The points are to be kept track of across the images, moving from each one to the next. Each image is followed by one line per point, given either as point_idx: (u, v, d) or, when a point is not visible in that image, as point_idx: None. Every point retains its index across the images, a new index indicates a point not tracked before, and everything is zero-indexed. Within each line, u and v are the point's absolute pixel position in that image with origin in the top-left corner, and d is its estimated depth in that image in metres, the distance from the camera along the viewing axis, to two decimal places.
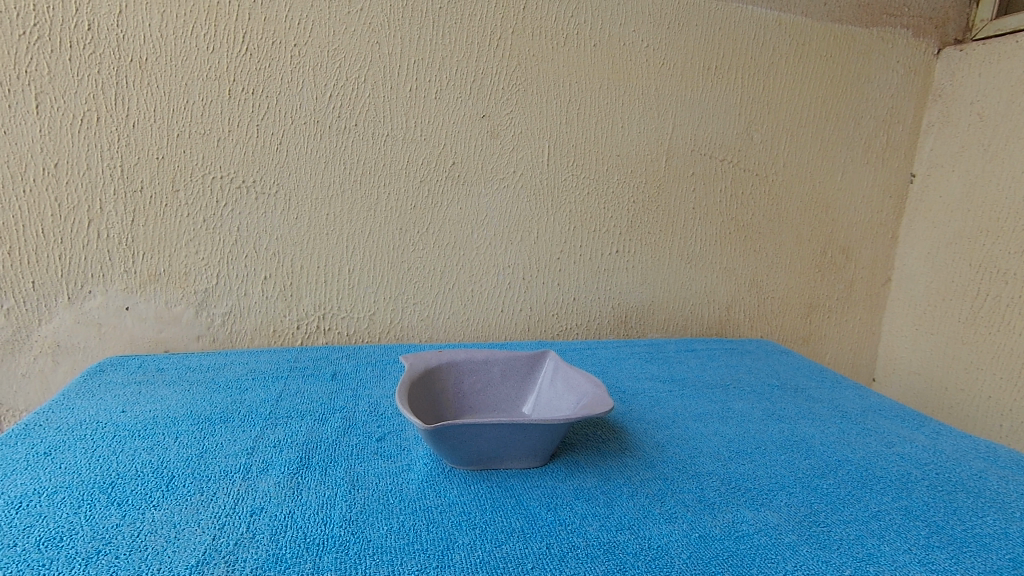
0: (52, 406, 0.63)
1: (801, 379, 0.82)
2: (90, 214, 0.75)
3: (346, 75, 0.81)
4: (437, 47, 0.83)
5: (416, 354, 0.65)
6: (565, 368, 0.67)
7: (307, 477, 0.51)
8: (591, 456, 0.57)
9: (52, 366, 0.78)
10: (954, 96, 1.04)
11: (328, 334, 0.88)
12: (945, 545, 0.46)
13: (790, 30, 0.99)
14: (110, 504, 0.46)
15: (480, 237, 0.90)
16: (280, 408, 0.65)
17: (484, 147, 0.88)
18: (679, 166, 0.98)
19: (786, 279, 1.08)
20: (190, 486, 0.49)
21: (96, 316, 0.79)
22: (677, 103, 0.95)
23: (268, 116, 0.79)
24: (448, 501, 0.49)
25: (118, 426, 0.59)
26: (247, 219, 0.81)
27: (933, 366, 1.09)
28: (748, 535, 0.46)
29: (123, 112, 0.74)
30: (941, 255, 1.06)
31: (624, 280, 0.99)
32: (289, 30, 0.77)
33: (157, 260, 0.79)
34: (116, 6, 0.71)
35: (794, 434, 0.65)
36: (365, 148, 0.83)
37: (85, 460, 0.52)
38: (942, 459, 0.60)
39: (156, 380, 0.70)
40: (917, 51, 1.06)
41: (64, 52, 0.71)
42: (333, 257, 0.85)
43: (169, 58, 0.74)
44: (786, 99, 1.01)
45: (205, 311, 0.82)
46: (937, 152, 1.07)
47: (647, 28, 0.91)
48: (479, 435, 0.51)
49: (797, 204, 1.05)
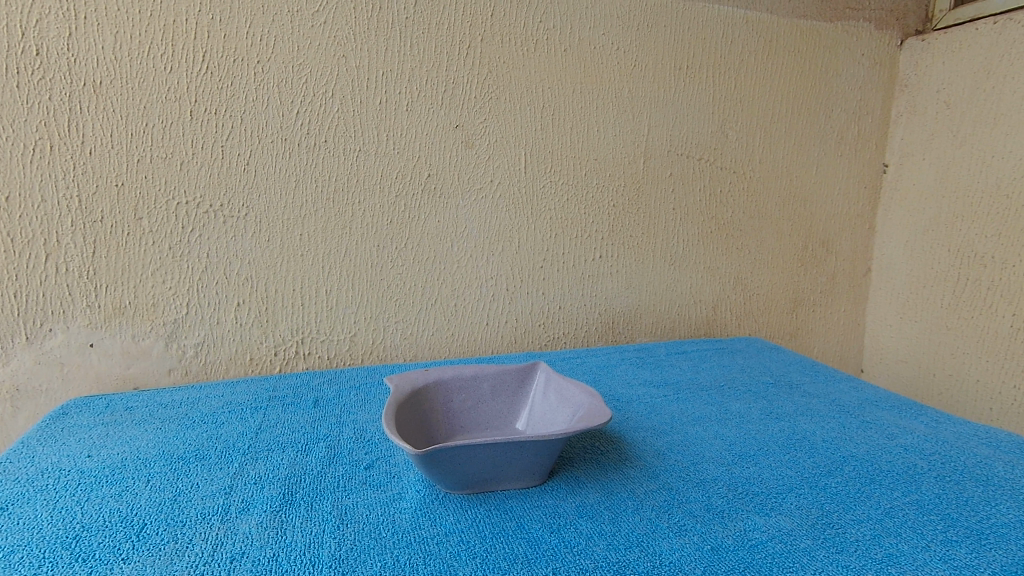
0: (11, 455, 0.58)
1: (795, 375, 0.81)
2: (46, 248, 0.71)
3: (313, 90, 0.78)
4: (406, 58, 0.81)
5: (402, 374, 0.62)
6: (557, 379, 0.65)
7: (292, 515, 0.48)
8: (592, 470, 0.55)
9: (12, 412, 0.74)
10: (920, 86, 1.06)
11: (308, 359, 0.85)
12: (963, 539, 0.44)
13: (757, 28, 0.99)
14: (74, 561, 0.42)
15: (460, 250, 0.88)
16: (259, 441, 0.61)
17: (460, 157, 0.86)
18: (657, 168, 0.97)
19: (770, 275, 1.07)
20: (164, 535, 0.45)
21: (58, 355, 0.74)
22: (651, 105, 0.95)
23: (233, 137, 0.76)
24: (445, 530, 0.46)
25: (83, 472, 0.55)
26: (216, 244, 0.77)
27: (920, 353, 1.09)
28: (762, 543, 0.44)
29: (78, 139, 0.70)
30: (919, 242, 1.07)
31: (609, 285, 0.97)
32: (251, 47, 0.75)
33: (121, 292, 0.75)
34: (65, 29, 0.68)
35: (796, 432, 0.63)
36: (336, 164, 0.80)
37: (46, 513, 0.48)
38: (946, 448, 0.59)
39: (125, 420, 0.66)
40: (880, 43, 1.07)
41: (11, 79, 0.67)
42: (310, 279, 0.82)
43: (125, 81, 0.71)
44: (758, 95, 1.01)
45: (176, 343, 0.78)
46: (907, 141, 1.08)
47: (616, 31, 0.91)
48: (474, 458, 0.48)
49: (776, 200, 1.05)
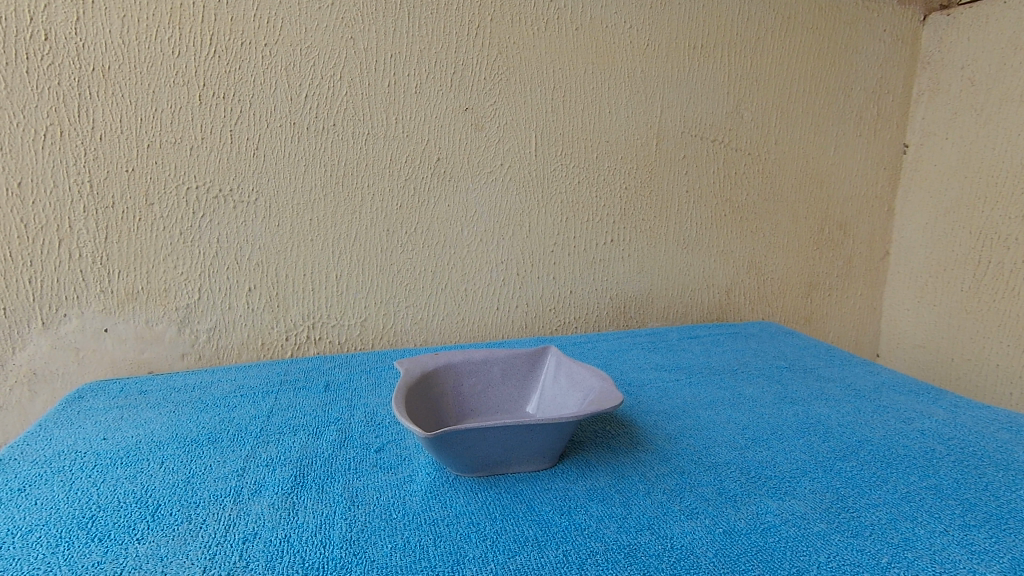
0: (29, 438, 0.59)
1: (810, 359, 0.80)
2: (59, 234, 0.72)
3: (321, 73, 0.77)
4: (414, 39, 0.80)
5: (412, 358, 0.62)
6: (568, 363, 0.64)
7: (303, 497, 0.48)
8: (603, 454, 0.54)
9: (30, 396, 0.75)
10: (944, 63, 1.03)
11: (319, 344, 0.85)
12: (982, 524, 0.43)
13: (773, 4, 0.96)
14: (90, 540, 0.42)
15: (470, 234, 0.87)
16: (271, 424, 0.61)
17: (469, 140, 0.85)
18: (669, 149, 0.95)
19: (785, 259, 1.06)
20: (177, 515, 0.46)
21: (74, 340, 0.75)
22: (665, 85, 0.93)
23: (241, 121, 0.76)
24: (455, 512, 0.46)
25: (98, 454, 0.55)
26: (226, 229, 0.77)
27: (938, 338, 1.07)
28: (775, 527, 0.43)
29: (89, 125, 0.71)
30: (939, 224, 1.05)
31: (620, 269, 0.96)
32: (258, 30, 0.74)
33: (134, 278, 0.75)
34: (73, 13, 0.68)
35: (810, 416, 0.62)
36: (345, 148, 0.80)
37: (62, 494, 0.49)
38: (965, 433, 0.58)
39: (139, 403, 0.67)
40: (902, 19, 1.04)
41: (20, 64, 0.67)
42: (320, 263, 0.82)
43: (133, 65, 0.71)
44: (774, 74, 0.99)
45: (188, 328, 0.79)
46: (929, 120, 1.06)
47: (629, 9, 0.89)
48: (484, 441, 0.48)
49: (791, 182, 1.03)
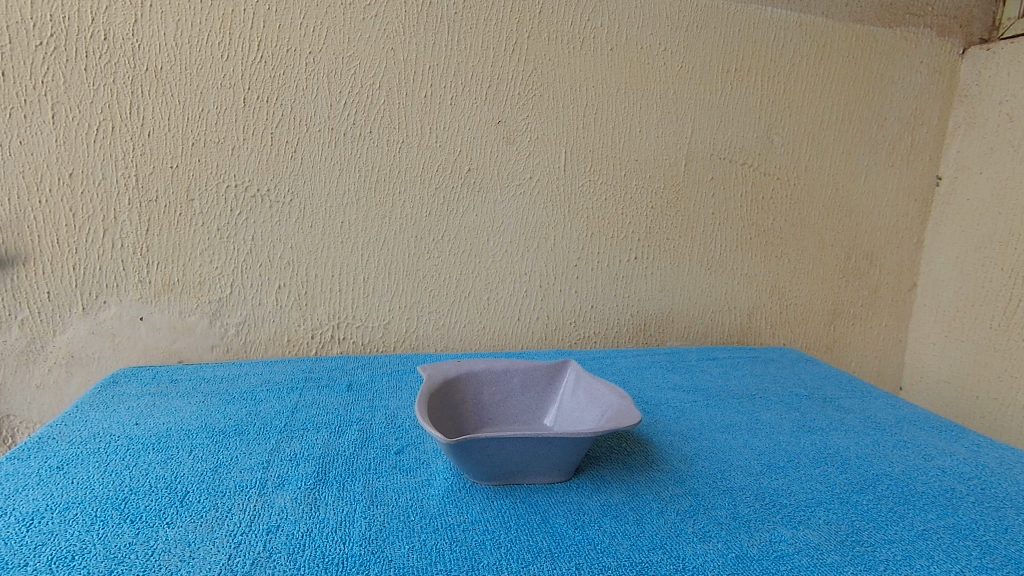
0: (66, 418, 0.62)
1: (830, 389, 0.79)
2: (105, 224, 0.75)
3: (361, 81, 0.80)
4: (453, 53, 0.82)
5: (434, 364, 0.63)
6: (587, 378, 0.65)
7: (325, 494, 0.49)
8: (618, 470, 0.55)
9: (66, 377, 0.78)
10: (981, 97, 1.02)
11: (343, 344, 0.87)
12: (1000, 567, 0.43)
13: (810, 31, 0.97)
14: (123, 521, 0.44)
15: (496, 245, 0.89)
16: (296, 420, 0.63)
17: (500, 152, 0.87)
18: (698, 171, 0.95)
19: (809, 285, 1.05)
20: (205, 502, 0.47)
21: (111, 326, 0.78)
22: (696, 107, 0.94)
23: (283, 124, 0.78)
24: (471, 518, 0.47)
25: (131, 438, 0.58)
26: (261, 227, 0.80)
27: (964, 375, 1.06)
28: (788, 556, 0.44)
29: (138, 121, 0.74)
30: (970, 259, 1.03)
31: (643, 286, 0.97)
32: (304, 38, 0.77)
33: (171, 270, 0.78)
34: (131, 15, 0.71)
35: (828, 446, 0.62)
36: (380, 155, 0.82)
37: (97, 475, 0.51)
38: (986, 474, 0.57)
39: (170, 392, 0.69)
40: (941, 51, 1.04)
41: (79, 62, 0.71)
42: (349, 265, 0.84)
43: (184, 67, 0.74)
44: (808, 100, 0.99)
45: (219, 321, 0.81)
46: (964, 153, 1.04)
47: (664, 31, 0.90)
48: (503, 450, 0.49)
49: (819, 208, 1.03)
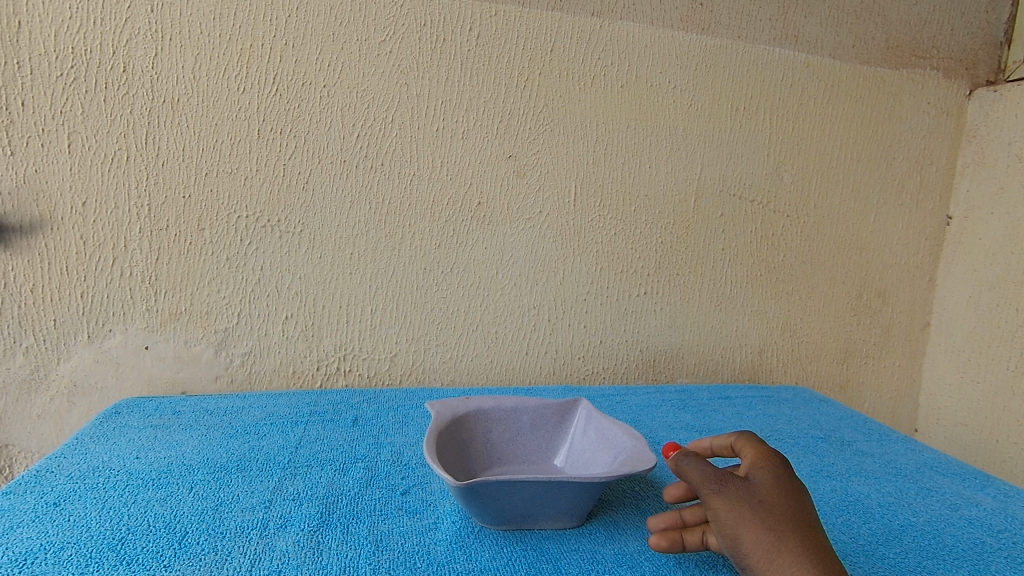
0: (66, 450, 0.60)
1: (847, 431, 0.77)
2: (114, 252, 0.75)
3: (374, 115, 0.81)
4: (465, 88, 0.83)
5: (443, 401, 0.62)
6: (598, 418, 0.63)
7: (328, 537, 0.48)
8: (631, 516, 0.53)
9: (68, 407, 0.77)
10: (989, 138, 1.02)
11: (348, 377, 0.85)
12: None
13: (818, 72, 0.98)
14: (118, 564, 0.43)
15: (504, 278, 0.88)
16: (299, 456, 0.62)
17: (510, 186, 0.87)
18: (707, 207, 0.95)
19: (820, 323, 1.04)
20: (204, 544, 0.46)
21: (115, 355, 0.77)
22: (706, 144, 0.94)
23: (295, 156, 0.79)
24: (480, 566, 0.45)
25: (131, 474, 0.56)
26: (271, 258, 0.80)
27: (981, 418, 1.03)
28: None
29: (153, 152, 0.74)
30: (984, 299, 1.02)
31: (652, 322, 0.96)
32: (319, 72, 0.78)
33: (178, 299, 0.78)
34: (152, 49, 0.72)
35: (848, 493, 0.60)
36: (391, 187, 0.82)
37: (94, 512, 0.49)
38: (1015, 526, 0.55)
39: (172, 424, 0.68)
40: (948, 92, 1.04)
41: (98, 93, 0.72)
42: (356, 297, 0.83)
43: (200, 99, 0.75)
44: (817, 138, 0.99)
45: (224, 351, 0.81)
46: (974, 193, 1.04)
47: (673, 70, 0.91)
48: (514, 494, 0.47)
49: (830, 245, 1.02)
